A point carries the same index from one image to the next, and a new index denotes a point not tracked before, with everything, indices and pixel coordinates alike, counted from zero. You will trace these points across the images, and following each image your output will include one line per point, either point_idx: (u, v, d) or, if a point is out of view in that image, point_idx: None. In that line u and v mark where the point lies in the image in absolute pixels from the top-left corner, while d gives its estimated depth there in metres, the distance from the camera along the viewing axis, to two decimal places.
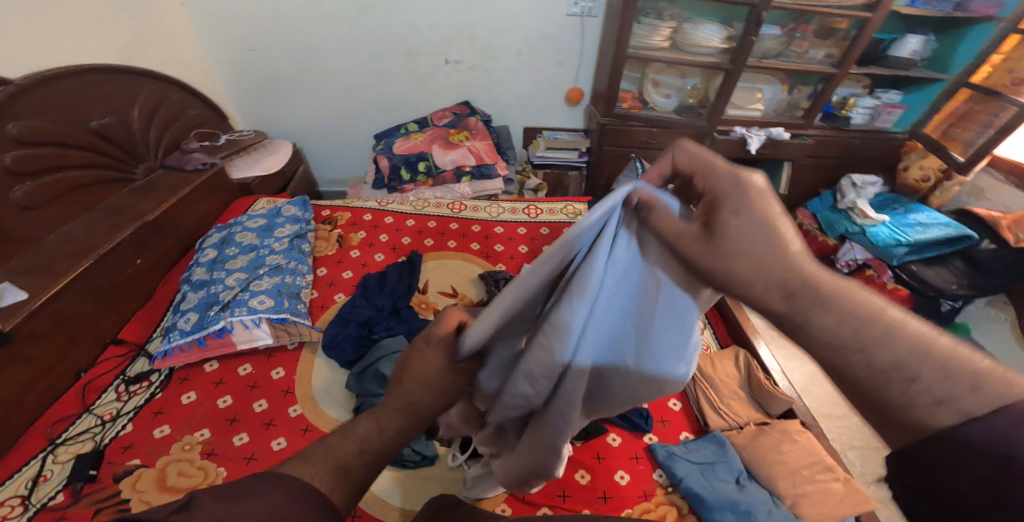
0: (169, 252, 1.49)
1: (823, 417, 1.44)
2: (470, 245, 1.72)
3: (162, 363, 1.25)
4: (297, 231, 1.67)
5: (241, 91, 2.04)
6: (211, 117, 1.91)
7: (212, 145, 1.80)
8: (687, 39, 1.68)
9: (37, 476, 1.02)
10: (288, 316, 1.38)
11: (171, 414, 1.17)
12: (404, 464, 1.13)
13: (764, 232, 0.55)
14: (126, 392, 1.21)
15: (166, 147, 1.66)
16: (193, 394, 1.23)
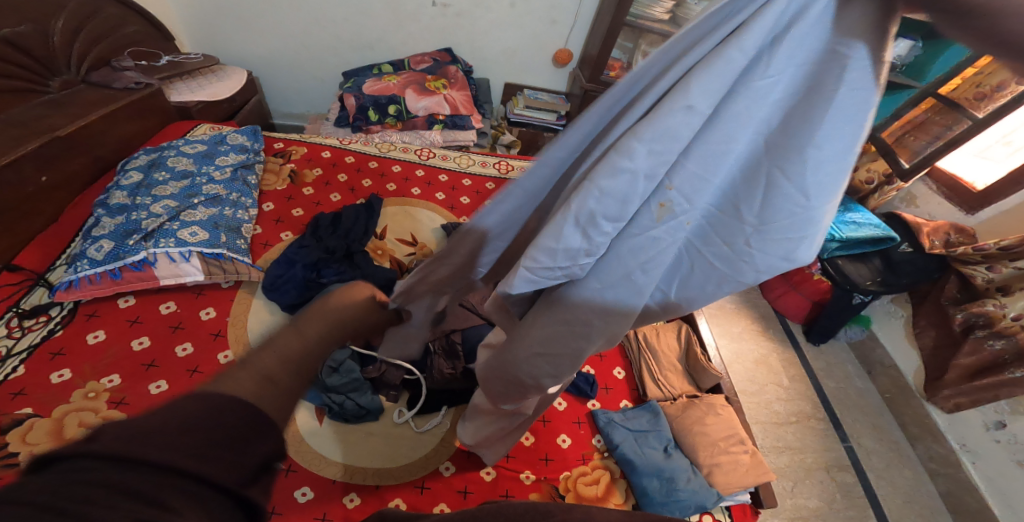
0: (83, 170, 1.31)
1: (740, 393, 1.65)
2: (435, 194, 1.65)
3: (64, 295, 1.16)
4: (243, 161, 1.53)
5: (191, 9, 1.74)
6: (153, 36, 1.65)
7: (150, 65, 1.56)
8: (687, 15, 1.60)
9: None
10: (225, 252, 1.30)
11: (73, 357, 1.10)
12: (346, 418, 1.16)
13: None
14: (19, 327, 1.10)
15: (92, 63, 1.43)
16: (101, 332, 1.16)
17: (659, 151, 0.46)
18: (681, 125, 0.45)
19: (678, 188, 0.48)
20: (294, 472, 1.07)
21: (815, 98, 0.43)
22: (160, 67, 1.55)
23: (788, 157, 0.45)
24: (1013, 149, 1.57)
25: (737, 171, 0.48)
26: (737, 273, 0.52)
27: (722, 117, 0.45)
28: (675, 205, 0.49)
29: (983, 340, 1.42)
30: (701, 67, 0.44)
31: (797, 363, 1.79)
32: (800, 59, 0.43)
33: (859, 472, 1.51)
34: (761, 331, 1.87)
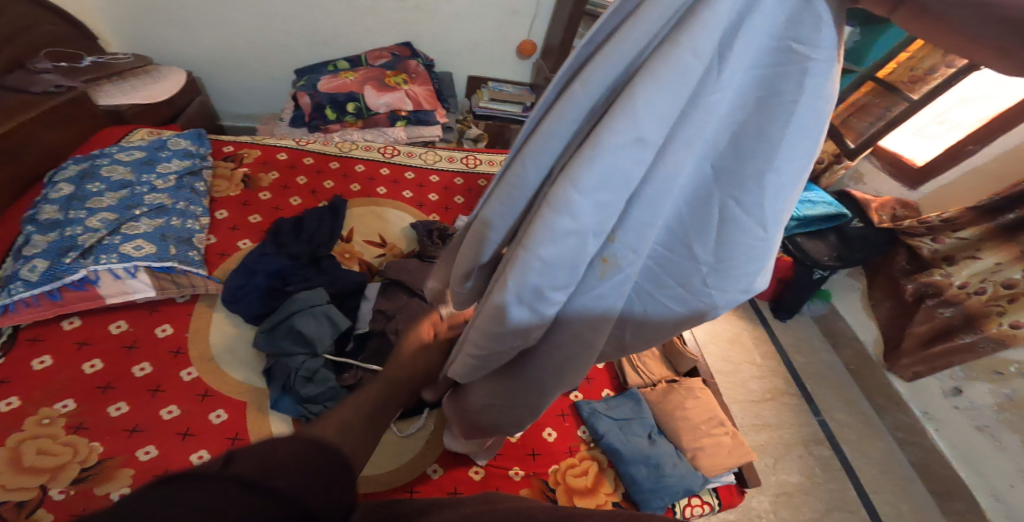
0: (4, 186, 1.18)
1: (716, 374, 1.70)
2: (402, 192, 1.60)
3: (0, 321, 1.04)
4: (188, 167, 1.42)
5: (122, 11, 1.60)
6: (73, 36, 1.50)
7: (71, 66, 1.40)
8: None
9: None
10: (176, 264, 1.21)
11: (19, 384, 1.01)
12: None
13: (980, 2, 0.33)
14: None
15: (5, 65, 1.27)
16: (48, 358, 1.06)
17: (604, 200, 0.42)
18: (629, 160, 0.41)
19: (621, 240, 0.46)
20: None
21: (768, 110, 0.42)
22: (85, 68, 1.41)
23: (739, 186, 0.45)
24: (948, 127, 1.69)
25: (686, 199, 0.48)
26: (694, 309, 0.53)
27: (671, 148, 0.42)
28: (618, 257, 0.47)
29: (933, 308, 1.51)
30: (644, 77, 0.40)
31: (767, 340, 1.86)
32: (748, 67, 0.41)
33: (834, 445, 1.59)
34: (732, 311, 1.94)
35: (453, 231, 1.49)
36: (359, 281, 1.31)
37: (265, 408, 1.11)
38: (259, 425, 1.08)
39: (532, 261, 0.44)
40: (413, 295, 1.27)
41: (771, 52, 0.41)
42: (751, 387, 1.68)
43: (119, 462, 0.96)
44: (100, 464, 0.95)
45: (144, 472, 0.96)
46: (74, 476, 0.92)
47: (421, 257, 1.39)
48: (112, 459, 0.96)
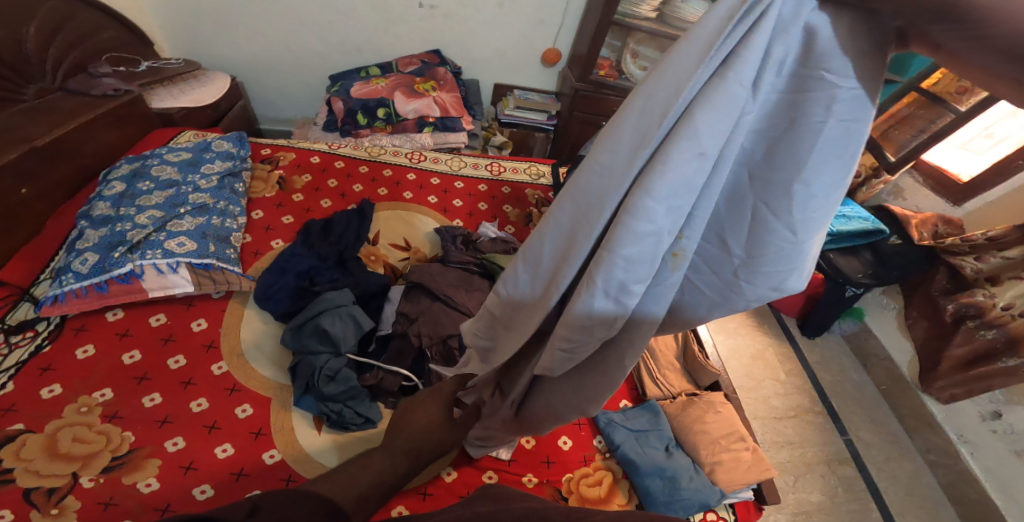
0: (64, 181, 1.27)
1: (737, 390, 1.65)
2: (428, 198, 1.64)
3: (50, 310, 1.12)
4: (229, 169, 1.49)
5: (173, 16, 1.71)
6: (131, 41, 1.61)
7: (128, 71, 1.52)
8: (675, 13, 1.60)
9: None
10: (214, 262, 1.27)
11: (63, 372, 1.08)
12: (346, 426, 1.12)
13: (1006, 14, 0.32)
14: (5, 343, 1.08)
15: (69, 69, 1.39)
16: (90, 347, 1.13)
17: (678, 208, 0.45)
18: (693, 172, 0.43)
19: (689, 236, 0.49)
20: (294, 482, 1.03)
21: (802, 127, 0.43)
22: (140, 73, 1.53)
23: (775, 195, 0.46)
24: (995, 141, 1.59)
25: (725, 201, 0.50)
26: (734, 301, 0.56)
27: (727, 158, 0.44)
28: (689, 250, 0.50)
29: (974, 330, 1.42)
30: (698, 103, 0.42)
31: (794, 358, 1.80)
32: (778, 85, 0.43)
33: (859, 465, 1.51)
34: (757, 326, 1.88)
35: (477, 238, 1.53)
36: (383, 282, 1.34)
37: (288, 404, 1.15)
38: (281, 422, 1.12)
39: (615, 261, 0.47)
40: (435, 299, 1.29)
41: (802, 74, 0.42)
42: (774, 404, 1.62)
43: (147, 452, 1.01)
44: (129, 454, 1.00)
45: (169, 464, 1.00)
46: (104, 464, 0.97)
47: (444, 261, 1.42)
48: (142, 449, 1.01)
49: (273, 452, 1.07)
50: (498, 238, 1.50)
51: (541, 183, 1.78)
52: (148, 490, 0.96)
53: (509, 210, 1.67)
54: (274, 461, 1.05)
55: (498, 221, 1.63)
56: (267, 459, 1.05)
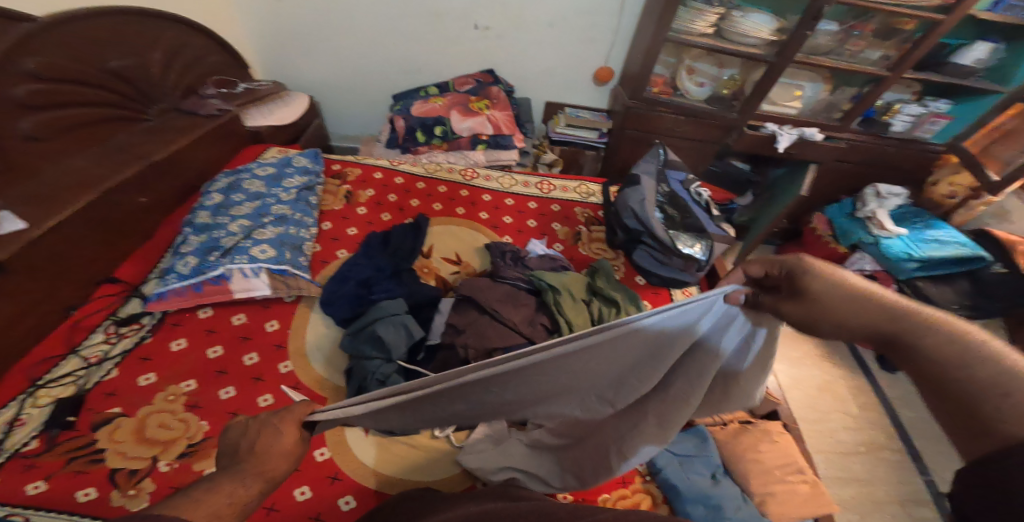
0: (172, 192, 1.47)
1: (799, 420, 1.51)
2: (479, 214, 1.70)
3: (155, 305, 1.27)
4: (306, 183, 1.65)
5: (263, 40, 1.95)
6: (231, 65, 1.84)
7: (228, 92, 1.72)
8: (734, 28, 1.58)
9: (14, 420, 1.03)
10: (289, 268, 1.38)
11: (158, 362, 1.20)
12: (390, 431, 1.14)
13: (850, 295, 0.68)
14: (115, 333, 1.22)
15: (183, 90, 1.61)
16: (182, 340, 1.25)
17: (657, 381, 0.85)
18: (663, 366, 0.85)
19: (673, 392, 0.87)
20: (339, 480, 1.06)
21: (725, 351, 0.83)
22: (238, 94, 1.73)
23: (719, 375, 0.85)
24: None
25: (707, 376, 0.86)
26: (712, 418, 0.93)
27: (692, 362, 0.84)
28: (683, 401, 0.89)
29: None
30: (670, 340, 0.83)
31: (869, 391, 1.61)
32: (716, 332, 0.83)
33: (940, 508, 1.34)
34: (825, 356, 1.70)
35: (525, 254, 1.55)
36: (433, 294, 1.40)
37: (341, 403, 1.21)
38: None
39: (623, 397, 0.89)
40: (483, 312, 1.32)
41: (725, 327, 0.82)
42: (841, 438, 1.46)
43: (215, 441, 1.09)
44: (203, 441, 1.08)
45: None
46: (180, 451, 1.06)
47: (494, 277, 1.45)
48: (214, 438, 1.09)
49: (323, 449, 1.11)
50: (546, 255, 1.54)
51: (591, 201, 1.81)
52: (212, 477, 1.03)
53: (558, 229, 1.69)
54: (323, 458, 1.09)
55: (547, 238, 1.66)
56: (317, 457, 1.10)
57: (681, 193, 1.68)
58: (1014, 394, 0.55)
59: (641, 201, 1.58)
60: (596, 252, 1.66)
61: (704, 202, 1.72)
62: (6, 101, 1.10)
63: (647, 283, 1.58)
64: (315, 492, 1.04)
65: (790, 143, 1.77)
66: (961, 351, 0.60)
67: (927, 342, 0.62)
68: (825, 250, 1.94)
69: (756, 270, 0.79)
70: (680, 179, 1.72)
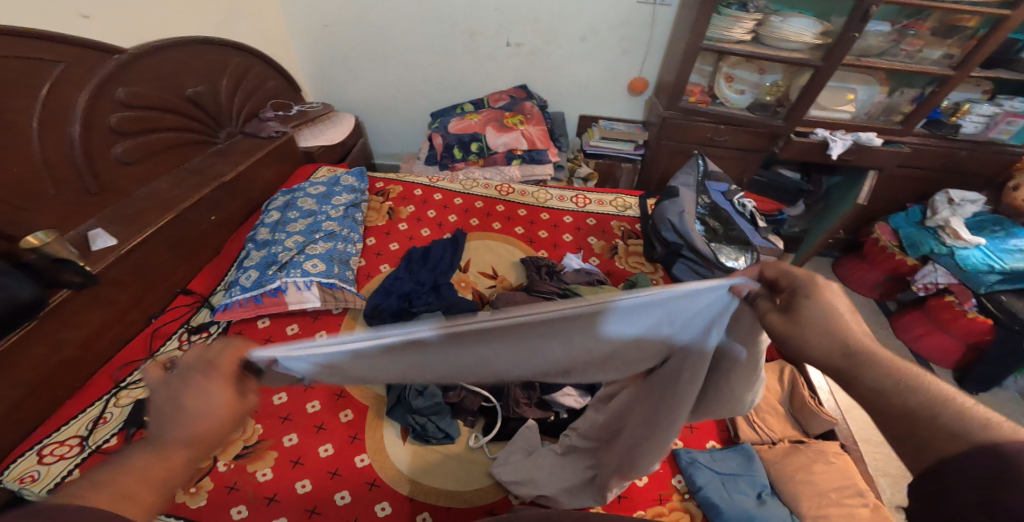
0: (238, 211, 1.60)
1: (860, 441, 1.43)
2: (514, 229, 1.72)
3: (222, 315, 1.34)
4: (353, 200, 1.74)
5: (315, 66, 2.11)
6: (287, 89, 2.00)
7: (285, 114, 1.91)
8: (773, 33, 1.55)
9: (98, 419, 1.10)
10: (337, 281, 1.44)
11: None
12: (427, 440, 1.13)
13: (833, 322, 0.65)
14: (187, 341, 1.29)
15: (246, 115, 1.76)
16: None
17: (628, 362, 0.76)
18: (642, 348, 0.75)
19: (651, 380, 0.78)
20: (377, 486, 1.06)
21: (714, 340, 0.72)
22: (293, 117, 1.90)
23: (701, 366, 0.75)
24: None
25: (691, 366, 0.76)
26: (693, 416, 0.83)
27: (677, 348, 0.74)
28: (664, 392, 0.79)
29: None
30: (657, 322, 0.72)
31: None
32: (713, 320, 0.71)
33: None
34: None
35: (560, 269, 1.55)
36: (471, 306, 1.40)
37: (382, 413, 1.19)
38: (375, 429, 1.16)
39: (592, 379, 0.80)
40: None
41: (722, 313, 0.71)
42: None
43: (268, 444, 1.11)
44: (257, 443, 1.11)
45: (283, 458, 1.09)
46: (237, 452, 1.09)
47: (528, 289, 1.44)
48: (266, 441, 1.12)
49: (363, 455, 1.11)
50: (581, 269, 1.52)
51: (628, 214, 1.79)
52: (263, 479, 1.06)
53: (595, 243, 1.68)
54: (363, 464, 1.09)
55: (583, 252, 1.65)
56: (358, 462, 1.10)
57: (723, 204, 1.62)
58: (942, 417, 0.57)
59: (679, 213, 1.53)
60: (633, 266, 1.62)
61: (748, 214, 1.65)
62: (103, 129, 1.25)
63: None
64: (353, 497, 1.04)
65: (846, 149, 1.66)
66: (898, 381, 0.60)
67: (867, 375, 0.62)
68: (890, 262, 1.81)
69: (769, 272, 0.72)
70: (723, 190, 1.67)
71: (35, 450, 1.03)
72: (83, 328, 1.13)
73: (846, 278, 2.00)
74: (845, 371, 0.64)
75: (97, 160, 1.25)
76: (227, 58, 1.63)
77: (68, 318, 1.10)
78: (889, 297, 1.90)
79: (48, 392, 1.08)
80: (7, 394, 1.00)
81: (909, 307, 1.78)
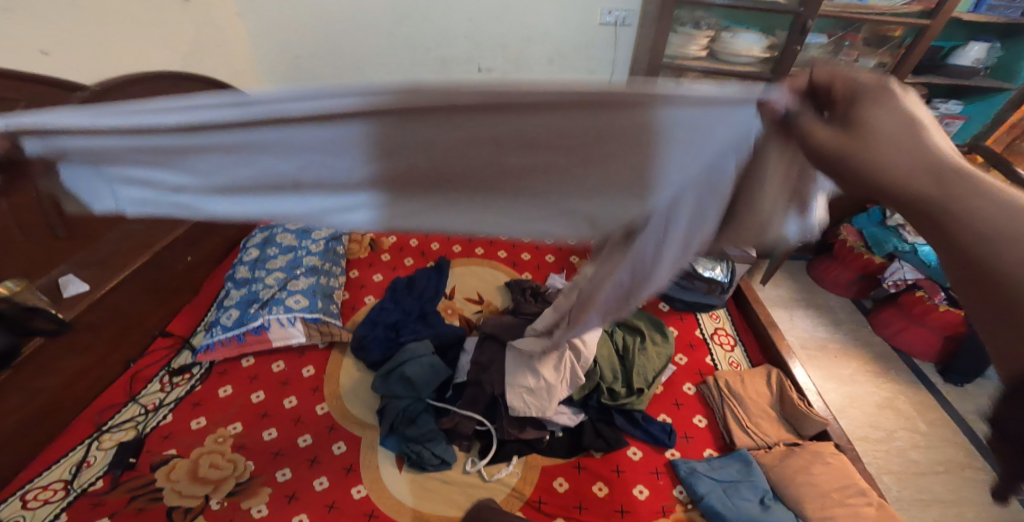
0: (216, 248, 1.57)
1: (860, 440, 1.48)
2: (498, 252, 1.73)
3: (203, 356, 1.28)
4: (333, 233, 1.68)
5: None
6: None
7: None
8: (726, 48, 1.66)
9: (82, 462, 1.04)
10: (322, 316, 1.37)
11: (208, 407, 1.19)
12: (423, 467, 1.09)
13: (914, 137, 0.37)
14: (169, 383, 1.24)
15: None
16: (229, 387, 1.25)
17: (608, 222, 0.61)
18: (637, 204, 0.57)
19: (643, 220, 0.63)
20: (377, 517, 1.01)
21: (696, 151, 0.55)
22: None
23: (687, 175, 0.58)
24: None
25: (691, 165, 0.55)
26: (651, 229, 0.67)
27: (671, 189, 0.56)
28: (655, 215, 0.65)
29: None
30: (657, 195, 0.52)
31: (935, 407, 1.59)
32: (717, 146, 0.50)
33: None
34: (877, 373, 1.68)
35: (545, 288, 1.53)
36: (458, 332, 1.34)
37: (375, 444, 1.15)
38: (369, 459, 1.11)
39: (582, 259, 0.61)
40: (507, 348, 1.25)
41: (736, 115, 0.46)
42: (912, 457, 1.44)
43: (261, 480, 1.06)
44: (250, 480, 1.05)
45: (277, 493, 1.04)
46: (230, 488, 1.03)
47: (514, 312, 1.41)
48: (259, 477, 1.06)
49: (360, 486, 1.06)
50: None
51: None
52: (259, 515, 0.99)
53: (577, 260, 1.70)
54: (360, 495, 1.05)
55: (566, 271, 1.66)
56: (355, 493, 1.05)
57: None
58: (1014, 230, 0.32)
59: None
60: None
61: None
62: None
63: (672, 308, 1.55)
64: None
65: None
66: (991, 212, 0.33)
67: (961, 210, 0.34)
68: (859, 262, 1.87)
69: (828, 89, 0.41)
70: None
71: (17, 495, 0.97)
72: (54, 378, 1.06)
73: (820, 280, 2.03)
74: (930, 207, 0.35)
75: None
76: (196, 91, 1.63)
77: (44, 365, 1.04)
78: (864, 295, 1.95)
79: (16, 450, 1.01)
80: None
81: (884, 304, 1.83)
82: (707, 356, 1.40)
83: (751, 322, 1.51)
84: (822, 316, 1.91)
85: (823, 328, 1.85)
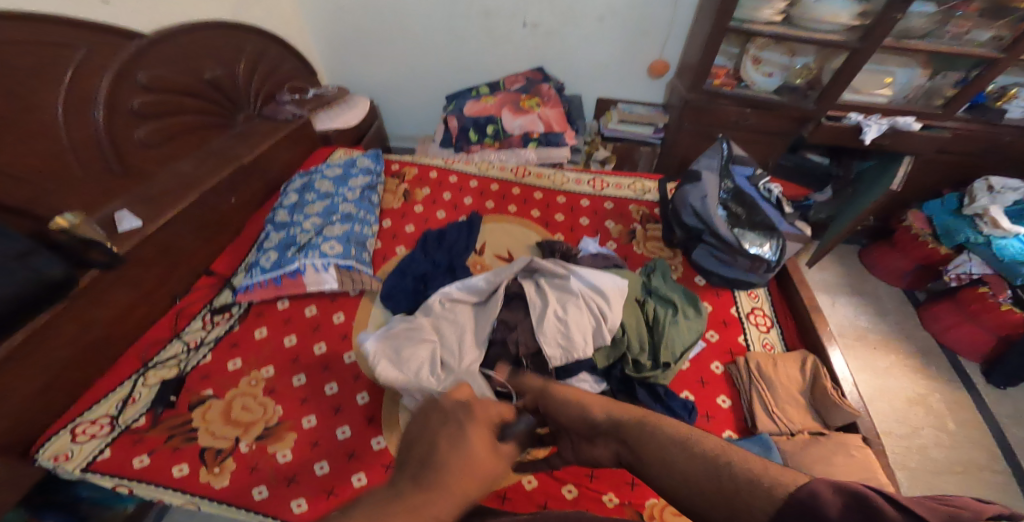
0: (257, 193, 1.61)
1: (884, 434, 1.46)
2: (530, 212, 1.70)
3: (242, 296, 1.37)
4: (369, 182, 1.70)
5: (329, 45, 2.07)
6: (302, 72, 1.98)
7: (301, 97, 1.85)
8: (804, 14, 1.47)
9: (127, 399, 1.16)
10: (354, 264, 1.43)
11: (244, 349, 1.29)
12: None
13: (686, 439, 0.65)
14: (210, 321, 1.34)
15: (264, 98, 1.77)
16: (264, 329, 1.34)
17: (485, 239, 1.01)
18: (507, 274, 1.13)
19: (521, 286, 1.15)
20: (392, 468, 1.09)
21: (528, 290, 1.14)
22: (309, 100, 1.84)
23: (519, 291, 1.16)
24: None
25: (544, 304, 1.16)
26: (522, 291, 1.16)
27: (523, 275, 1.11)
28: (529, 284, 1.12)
29: None
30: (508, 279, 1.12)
31: (971, 407, 1.53)
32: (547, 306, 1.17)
33: None
34: (917, 367, 1.62)
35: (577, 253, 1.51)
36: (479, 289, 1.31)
37: (395, 397, 1.22)
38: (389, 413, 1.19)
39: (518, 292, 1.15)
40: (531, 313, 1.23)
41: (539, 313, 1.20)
42: (936, 457, 1.41)
43: (288, 425, 1.15)
44: (277, 424, 1.15)
45: (302, 440, 1.13)
46: (258, 432, 1.14)
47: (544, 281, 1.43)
48: (285, 422, 1.16)
49: (380, 438, 1.14)
50: (598, 253, 1.48)
51: (646, 199, 1.76)
52: (283, 461, 1.09)
53: (612, 227, 1.65)
54: (379, 446, 1.13)
55: (600, 236, 1.62)
56: (374, 445, 1.13)
57: (747, 189, 1.56)
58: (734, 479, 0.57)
59: (702, 198, 1.48)
60: (652, 250, 1.60)
61: (773, 200, 1.58)
62: (126, 114, 1.28)
63: (708, 283, 1.51)
64: (370, 477, 1.07)
65: (880, 134, 1.58)
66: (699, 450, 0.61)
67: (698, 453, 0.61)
68: (921, 252, 1.72)
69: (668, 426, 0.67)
70: (747, 174, 1.61)
71: (68, 429, 1.09)
72: (109, 308, 1.17)
73: (870, 266, 1.92)
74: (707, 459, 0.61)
75: (121, 142, 1.28)
76: (240, 42, 1.64)
77: (97, 297, 1.14)
78: (918, 286, 1.82)
79: (78, 373, 1.13)
80: (40, 374, 1.05)
81: (938, 298, 1.71)
82: (740, 335, 1.38)
83: (793, 307, 1.46)
84: (866, 304, 1.82)
85: (864, 317, 1.77)
